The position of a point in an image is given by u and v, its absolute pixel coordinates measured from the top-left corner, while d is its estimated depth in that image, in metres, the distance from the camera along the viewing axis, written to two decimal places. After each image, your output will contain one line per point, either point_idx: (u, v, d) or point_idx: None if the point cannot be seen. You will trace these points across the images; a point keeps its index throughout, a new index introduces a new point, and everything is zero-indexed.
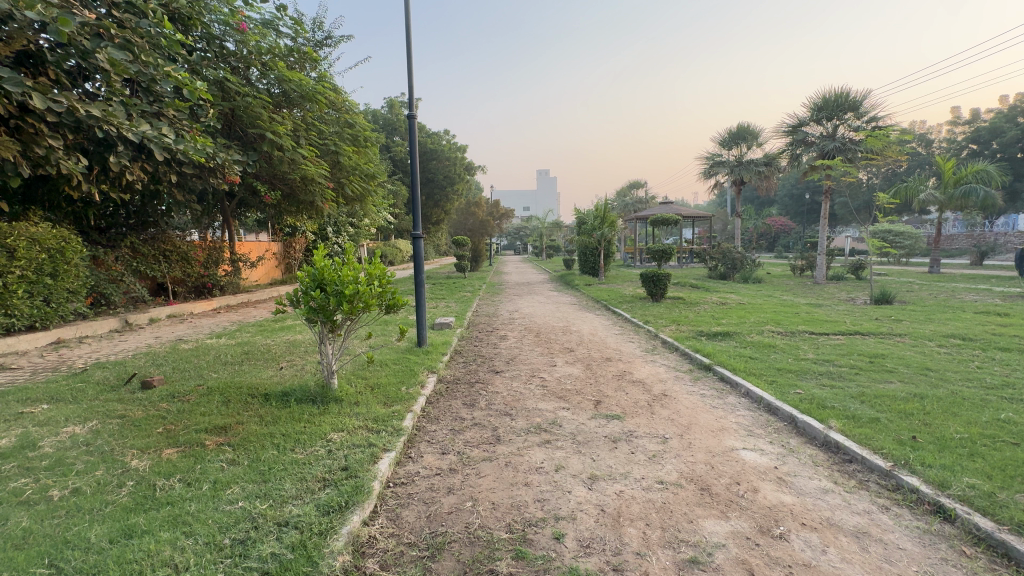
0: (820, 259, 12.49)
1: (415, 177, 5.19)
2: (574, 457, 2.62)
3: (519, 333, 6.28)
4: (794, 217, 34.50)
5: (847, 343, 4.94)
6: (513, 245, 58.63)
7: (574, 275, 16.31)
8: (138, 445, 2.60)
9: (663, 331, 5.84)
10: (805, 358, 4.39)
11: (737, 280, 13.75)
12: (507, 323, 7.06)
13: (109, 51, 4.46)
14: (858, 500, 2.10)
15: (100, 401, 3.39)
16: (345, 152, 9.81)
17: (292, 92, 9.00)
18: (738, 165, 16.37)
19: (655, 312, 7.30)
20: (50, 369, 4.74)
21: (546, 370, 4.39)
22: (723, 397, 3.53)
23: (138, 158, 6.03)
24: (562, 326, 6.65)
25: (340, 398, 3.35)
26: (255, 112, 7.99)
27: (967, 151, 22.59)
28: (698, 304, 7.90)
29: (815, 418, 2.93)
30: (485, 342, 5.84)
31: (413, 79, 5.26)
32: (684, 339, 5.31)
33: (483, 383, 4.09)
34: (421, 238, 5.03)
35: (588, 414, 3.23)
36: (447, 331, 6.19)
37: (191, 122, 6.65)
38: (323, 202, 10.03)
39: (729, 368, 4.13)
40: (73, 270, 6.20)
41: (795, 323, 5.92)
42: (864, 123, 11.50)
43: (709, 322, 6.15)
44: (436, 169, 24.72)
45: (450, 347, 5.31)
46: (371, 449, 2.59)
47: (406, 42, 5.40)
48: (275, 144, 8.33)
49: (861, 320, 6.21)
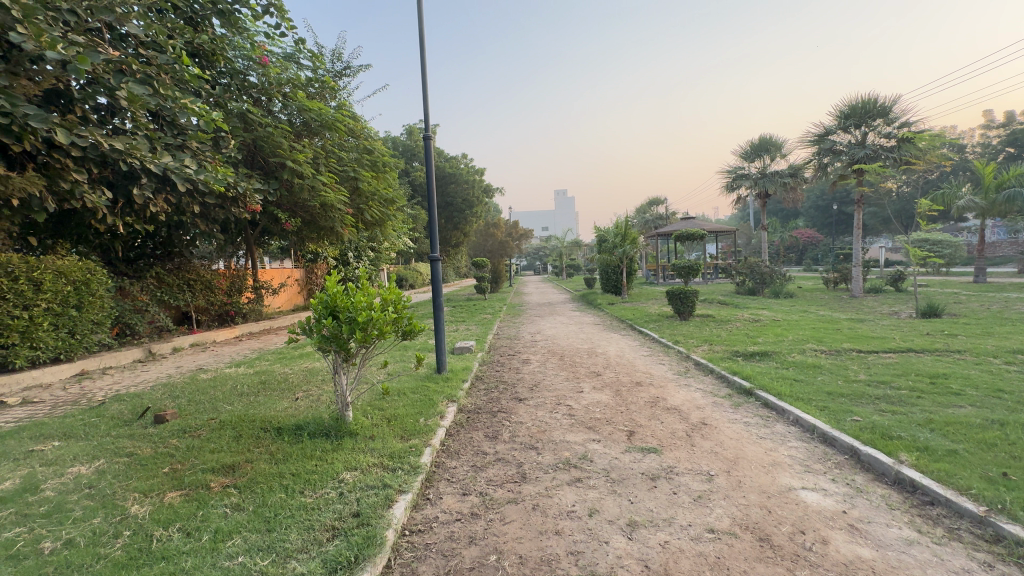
0: (856, 271, 11.92)
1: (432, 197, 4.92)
2: (609, 499, 2.35)
3: (542, 357, 6.01)
4: (822, 229, 33.61)
5: (902, 362, 4.52)
6: (532, 265, 58.68)
7: (596, 295, 15.99)
8: (140, 488, 2.44)
9: (695, 352, 5.50)
10: (857, 380, 4.01)
11: (768, 295, 13.24)
12: (529, 347, 6.81)
13: (130, 86, 4.55)
14: (953, 555, 1.77)
15: (111, 437, 3.27)
16: (364, 177, 9.91)
17: (312, 121, 9.17)
18: (762, 177, 15.98)
19: (685, 331, 6.97)
20: (70, 402, 4.69)
21: (573, 396, 4.12)
22: (770, 426, 3.20)
23: (162, 190, 6.15)
24: (587, 349, 6.36)
25: (355, 432, 3.16)
26: (276, 142, 8.11)
27: (1004, 154, 21.85)
28: (730, 321, 7.54)
29: (881, 450, 2.60)
30: (507, 367, 5.59)
31: (429, 100, 5.13)
32: (719, 360, 4.99)
33: (506, 412, 3.84)
34: (439, 261, 4.88)
35: (621, 447, 2.95)
36: (467, 356, 5.99)
37: (213, 153, 6.75)
38: (343, 228, 10.07)
39: (773, 392, 3.79)
40: (98, 301, 6.26)
41: (839, 341, 5.51)
42: (895, 128, 11.07)
43: (743, 341, 5.79)
44: (455, 193, 24.99)
45: (471, 373, 5.09)
46: (386, 491, 2.37)
47: (421, 66, 5.40)
48: (296, 172, 8.44)
49: (912, 336, 5.77)
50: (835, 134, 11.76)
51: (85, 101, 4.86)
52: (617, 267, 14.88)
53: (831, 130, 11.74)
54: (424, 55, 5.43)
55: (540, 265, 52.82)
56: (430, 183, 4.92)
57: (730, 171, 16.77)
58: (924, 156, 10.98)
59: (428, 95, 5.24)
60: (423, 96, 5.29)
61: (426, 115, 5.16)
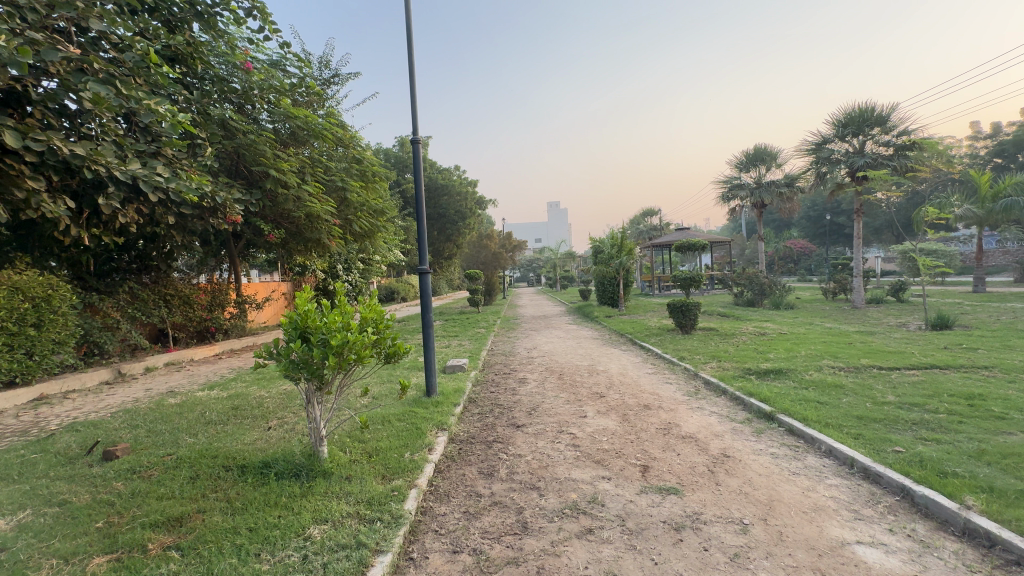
0: (857, 281, 11.68)
1: (420, 205, 4.43)
2: (629, 557, 1.96)
3: (540, 376, 5.61)
4: (814, 239, 33.69)
5: (929, 380, 4.19)
6: (526, 277, 58.36)
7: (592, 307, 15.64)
8: (62, 551, 2.01)
9: (704, 370, 5.14)
10: (886, 402, 3.67)
11: (767, 306, 12.96)
12: (526, 364, 6.41)
13: (91, 86, 4.17)
14: None
15: (47, 480, 2.83)
16: (352, 188, 9.56)
17: (299, 129, 8.84)
18: (758, 187, 15.83)
19: (689, 346, 6.63)
20: (17, 433, 4.21)
21: (576, 423, 3.73)
22: (801, 459, 2.83)
23: (133, 200, 5.76)
24: (587, 366, 5.97)
25: (330, 471, 2.74)
26: (260, 149, 7.76)
27: (993, 165, 22.03)
28: (735, 335, 7.23)
29: (939, 491, 2.24)
30: (502, 388, 5.20)
31: (418, 100, 4.70)
32: (731, 379, 4.64)
33: (502, 442, 3.45)
34: (428, 273, 4.48)
35: (636, 488, 2.56)
36: (460, 375, 5.60)
37: (189, 160, 6.40)
38: (330, 240, 9.65)
39: (798, 417, 3.42)
40: (61, 319, 5.79)
41: (856, 356, 5.18)
42: (895, 137, 10.93)
43: (754, 357, 5.44)
44: (447, 204, 24.72)
45: (463, 395, 4.68)
46: (360, 552, 1.97)
47: (410, 68, 5.08)
48: (280, 182, 8.08)
49: (931, 350, 5.47)
50: (833, 143, 11.62)
51: (45, 103, 4.47)
52: (613, 278, 14.52)
53: (829, 138, 11.61)
54: (412, 57, 5.12)
55: (533, 277, 52.57)
56: (419, 190, 4.42)
57: (726, 181, 16.62)
58: (923, 165, 10.85)
59: (416, 97, 4.86)
60: (411, 97, 4.93)
61: (414, 117, 4.73)
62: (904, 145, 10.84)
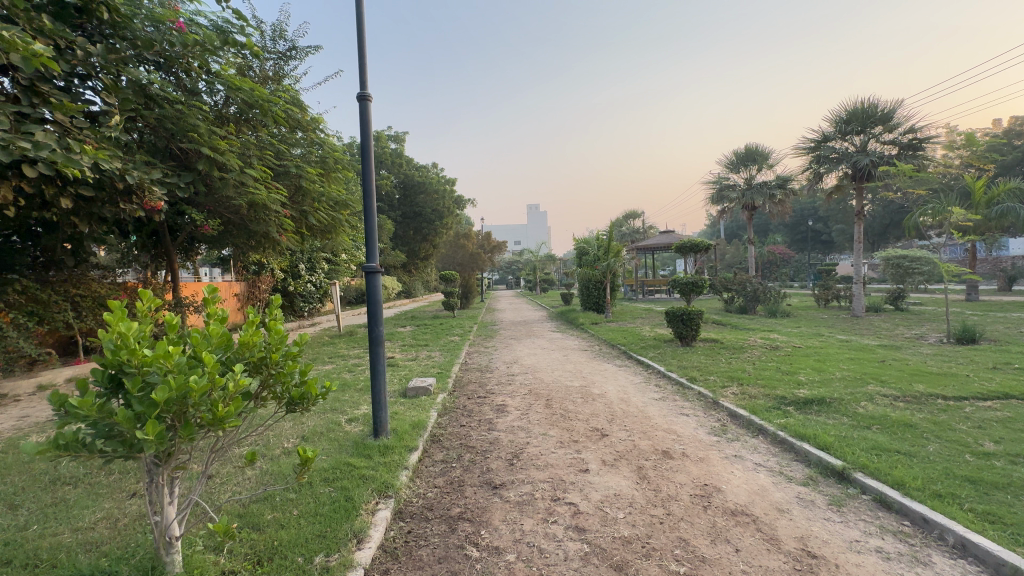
0: (857, 288, 11.03)
1: (367, 181, 3.27)
2: None
3: (522, 403, 4.51)
4: (793, 245, 33.76)
5: (1021, 417, 3.27)
6: (505, 280, 57.63)
7: (575, 312, 14.72)
8: None
9: (725, 398, 4.15)
10: (992, 453, 2.71)
11: (761, 313, 12.24)
12: (506, 385, 5.30)
13: None
14: None
15: None
16: (309, 175, 8.32)
17: (245, 105, 7.59)
18: (748, 188, 15.18)
19: (696, 362, 5.68)
20: None
21: (576, 483, 2.68)
22: (931, 565, 1.84)
23: (7, 177, 4.51)
24: (578, 389, 4.92)
25: None
26: (192, 124, 6.50)
27: None
28: (744, 348, 6.32)
29: None
30: (475, 420, 4.10)
31: (367, 45, 3.56)
32: (764, 412, 3.67)
33: (472, 518, 2.37)
34: (378, 273, 3.36)
35: None
36: (424, 401, 4.50)
37: (90, 131, 5.19)
38: (280, 234, 8.33)
39: (889, 481, 2.43)
40: None
41: (905, 381, 4.28)
42: (899, 135, 10.28)
43: (782, 379, 4.46)
44: (425, 203, 24.36)
45: (424, 434, 3.57)
46: None
47: (361, 9, 3.94)
48: (215, 163, 6.83)
49: (982, 372, 4.64)
50: (834, 141, 10.92)
51: None
52: (599, 282, 13.57)
53: (829, 136, 10.91)
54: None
55: (512, 279, 51.95)
56: (367, 161, 3.28)
57: (715, 182, 15.94)
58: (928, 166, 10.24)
59: (364, 43, 3.71)
60: (358, 43, 3.78)
61: (360, 68, 3.57)
62: (909, 144, 10.19)
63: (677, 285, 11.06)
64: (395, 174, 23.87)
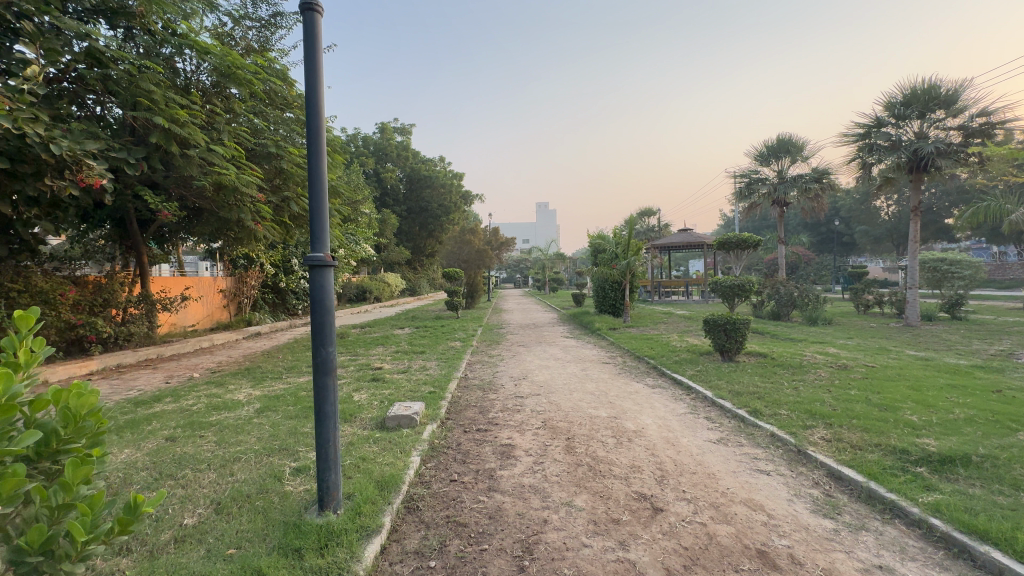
0: (911, 294, 9.76)
1: (314, 133, 2.24)
2: None
3: (535, 443, 3.39)
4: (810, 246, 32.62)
5: None
6: (514, 280, 56.97)
7: (589, 314, 13.61)
8: None
9: (816, 448, 3.00)
10: None
11: (799, 320, 11.01)
12: (512, 412, 4.17)
13: None
14: None
15: None
16: (290, 155, 7.26)
17: (214, 72, 6.55)
18: (780, 183, 13.95)
19: (750, 386, 4.54)
20: None
21: None
22: None
23: None
24: (607, 423, 3.79)
25: None
26: (143, 87, 5.47)
27: None
28: (806, 367, 5.17)
29: None
30: (471, 470, 2.98)
31: None
32: (889, 480, 2.50)
33: None
34: (328, 271, 2.27)
35: None
36: (404, 439, 3.40)
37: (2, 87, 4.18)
38: (257, 222, 7.26)
39: None
40: None
41: None
42: (965, 120, 9.00)
43: (887, 420, 3.28)
44: (431, 198, 23.48)
45: (395, 503, 2.46)
46: None
47: None
48: (174, 137, 5.79)
49: None
50: (888, 127, 9.66)
51: None
52: (616, 283, 12.45)
53: (883, 121, 9.63)
54: None
55: (520, 279, 51.27)
56: (314, 104, 2.25)
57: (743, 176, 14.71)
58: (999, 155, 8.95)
59: None
60: None
61: None
62: (978, 130, 8.91)
63: (719, 289, 9.99)
64: (401, 168, 23.13)
